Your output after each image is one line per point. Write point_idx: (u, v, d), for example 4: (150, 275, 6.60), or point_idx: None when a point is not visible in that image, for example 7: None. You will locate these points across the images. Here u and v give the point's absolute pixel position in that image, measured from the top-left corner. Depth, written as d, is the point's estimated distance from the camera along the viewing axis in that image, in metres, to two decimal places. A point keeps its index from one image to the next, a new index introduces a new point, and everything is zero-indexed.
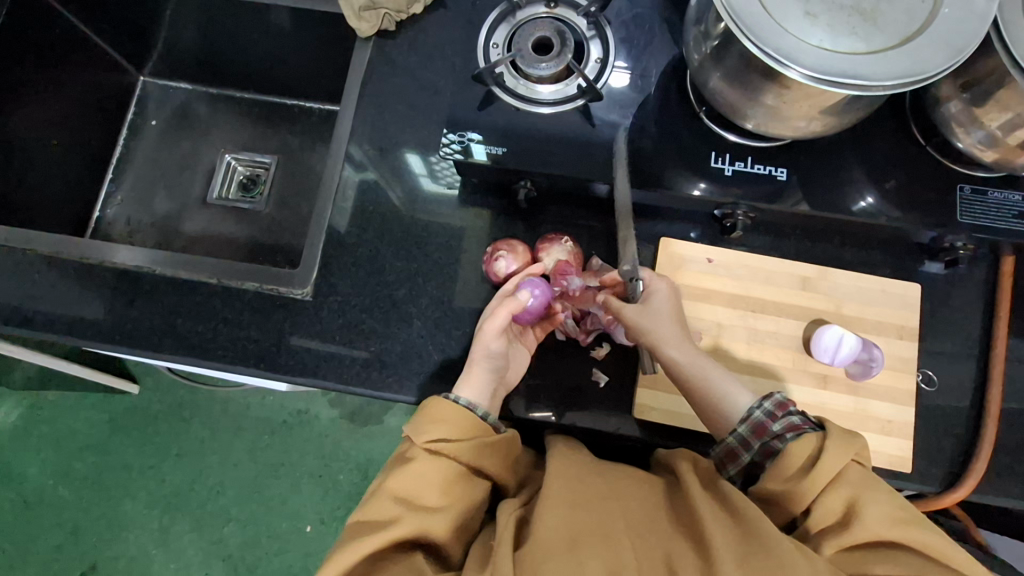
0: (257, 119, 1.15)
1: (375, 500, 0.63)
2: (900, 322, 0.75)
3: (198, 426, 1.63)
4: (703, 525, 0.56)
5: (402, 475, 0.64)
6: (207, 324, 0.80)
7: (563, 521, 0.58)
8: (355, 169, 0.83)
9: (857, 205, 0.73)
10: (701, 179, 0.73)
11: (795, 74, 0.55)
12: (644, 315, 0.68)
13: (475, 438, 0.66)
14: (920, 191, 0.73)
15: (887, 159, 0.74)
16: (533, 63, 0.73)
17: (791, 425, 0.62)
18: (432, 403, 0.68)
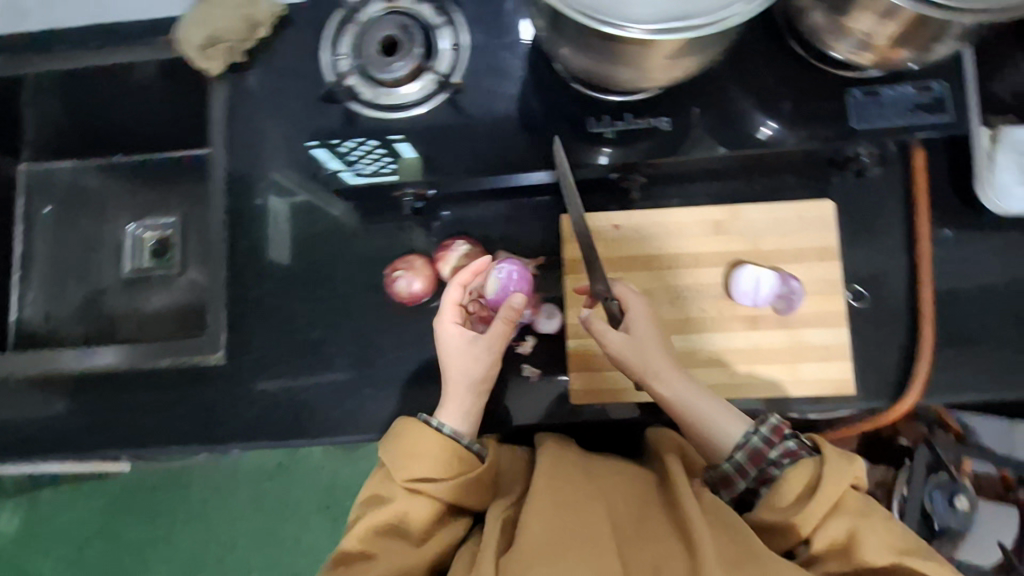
0: (149, 180, 1.09)
1: (355, 534, 0.61)
2: (820, 245, 0.73)
3: (195, 490, 1.62)
4: (689, 524, 0.54)
5: (379, 508, 0.61)
6: (137, 410, 0.79)
7: (551, 519, 0.54)
8: (281, 195, 0.80)
9: (761, 132, 0.69)
10: (602, 145, 0.69)
11: (638, 33, 0.52)
12: (629, 345, 0.64)
13: (458, 468, 0.63)
14: (812, 107, 0.69)
15: (771, 82, 0.70)
16: (385, 67, 0.69)
17: (787, 452, 0.60)
18: (405, 430, 0.64)
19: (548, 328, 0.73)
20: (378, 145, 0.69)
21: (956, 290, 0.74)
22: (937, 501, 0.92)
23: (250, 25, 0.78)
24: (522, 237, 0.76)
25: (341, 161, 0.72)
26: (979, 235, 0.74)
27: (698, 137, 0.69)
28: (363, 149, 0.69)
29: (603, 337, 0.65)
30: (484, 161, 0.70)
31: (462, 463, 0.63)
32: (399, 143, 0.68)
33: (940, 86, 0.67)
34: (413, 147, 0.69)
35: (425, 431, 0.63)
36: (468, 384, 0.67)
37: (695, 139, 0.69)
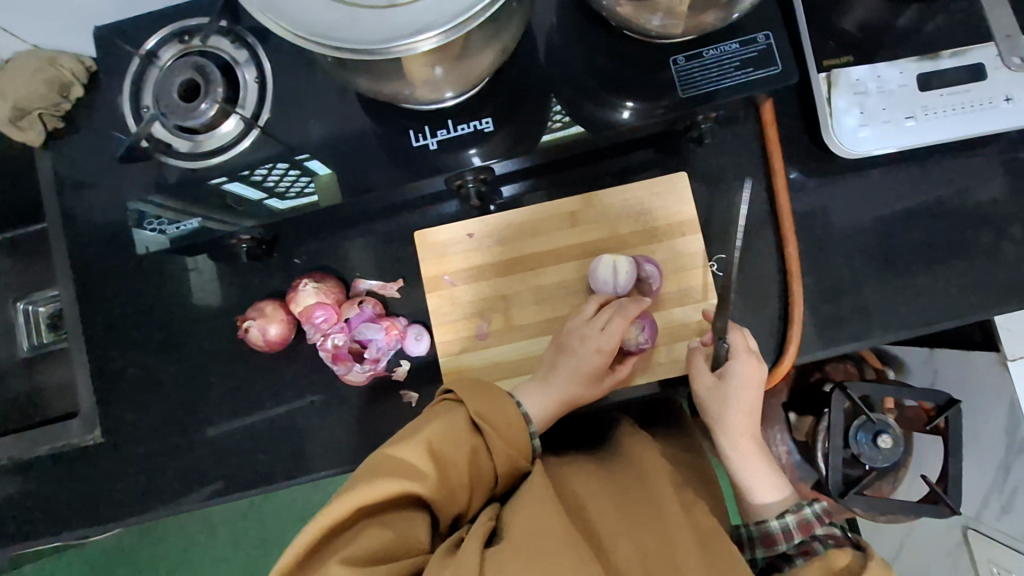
0: (33, 254, 1.07)
1: (402, 442, 0.56)
2: (677, 219, 0.71)
3: (174, 543, 1.62)
4: (672, 525, 0.54)
5: (442, 429, 0.57)
6: (19, 505, 0.76)
7: (546, 513, 0.52)
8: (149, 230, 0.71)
9: (624, 115, 0.67)
10: (472, 147, 0.66)
11: (431, 40, 0.47)
12: (718, 392, 0.65)
13: (515, 453, 0.60)
14: (641, 80, 0.66)
15: (594, 62, 0.67)
16: (191, 113, 0.66)
17: (835, 536, 0.55)
18: (497, 392, 0.63)
19: (418, 349, 0.71)
20: (289, 167, 0.66)
21: (823, 241, 0.73)
22: (863, 442, 0.90)
23: (58, 89, 0.74)
24: (380, 261, 0.74)
25: (258, 189, 0.68)
26: (838, 181, 0.73)
27: (543, 132, 0.67)
28: (278, 173, 0.67)
29: (697, 374, 0.66)
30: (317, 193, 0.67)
31: (523, 448, 0.61)
32: (309, 161, 0.66)
33: (765, 36, 0.65)
34: (323, 162, 0.66)
35: (512, 406, 0.62)
36: (564, 394, 0.65)
37: (549, 132, 0.68)
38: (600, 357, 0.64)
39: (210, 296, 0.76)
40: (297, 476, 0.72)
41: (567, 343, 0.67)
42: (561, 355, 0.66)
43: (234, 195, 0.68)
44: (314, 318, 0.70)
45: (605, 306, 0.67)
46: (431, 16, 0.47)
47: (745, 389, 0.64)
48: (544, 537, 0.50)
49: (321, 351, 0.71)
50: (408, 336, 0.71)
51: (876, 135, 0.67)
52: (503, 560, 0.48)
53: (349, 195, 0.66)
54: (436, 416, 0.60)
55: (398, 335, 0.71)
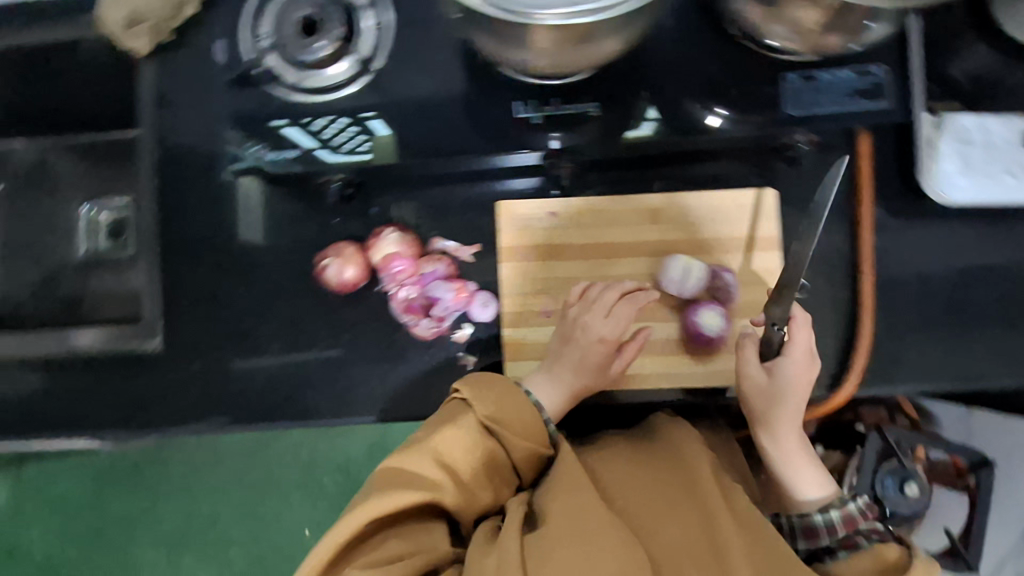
0: (98, 159, 1.07)
1: (408, 452, 0.57)
2: (759, 234, 0.71)
3: (179, 465, 1.66)
4: (718, 520, 0.53)
5: (450, 436, 0.57)
6: (69, 396, 0.78)
7: (585, 503, 0.53)
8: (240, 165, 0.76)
9: (711, 118, 0.66)
10: (553, 129, 0.67)
11: (550, 19, 0.51)
12: (766, 390, 0.64)
13: (531, 443, 0.60)
14: (752, 90, 0.66)
15: (711, 65, 0.67)
16: (305, 48, 0.67)
17: (878, 533, 0.56)
18: (494, 379, 0.62)
19: (485, 314, 0.73)
20: (350, 122, 0.68)
21: (896, 281, 0.73)
22: (889, 486, 0.89)
23: (174, 4, 0.74)
24: (459, 223, 0.75)
25: (314, 139, 0.70)
26: (922, 225, 0.73)
27: (635, 122, 0.67)
28: (337, 127, 0.68)
29: (744, 365, 0.66)
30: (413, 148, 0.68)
31: (538, 439, 0.60)
32: (372, 119, 0.67)
33: (881, 70, 0.65)
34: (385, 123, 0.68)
35: (513, 395, 0.61)
36: (573, 382, 0.65)
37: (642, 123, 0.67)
38: (603, 346, 0.65)
39: (255, 234, 0.78)
40: (340, 417, 0.74)
41: (570, 333, 0.67)
42: (566, 344, 0.67)
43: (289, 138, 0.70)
44: (389, 267, 0.72)
45: (617, 294, 0.67)
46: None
47: (791, 388, 0.64)
48: (584, 525, 0.51)
49: (393, 300, 0.74)
50: (474, 300, 0.73)
51: (973, 186, 0.69)
52: (543, 551, 0.49)
53: (446, 154, 0.68)
54: (449, 417, 0.60)
55: (466, 297, 0.73)
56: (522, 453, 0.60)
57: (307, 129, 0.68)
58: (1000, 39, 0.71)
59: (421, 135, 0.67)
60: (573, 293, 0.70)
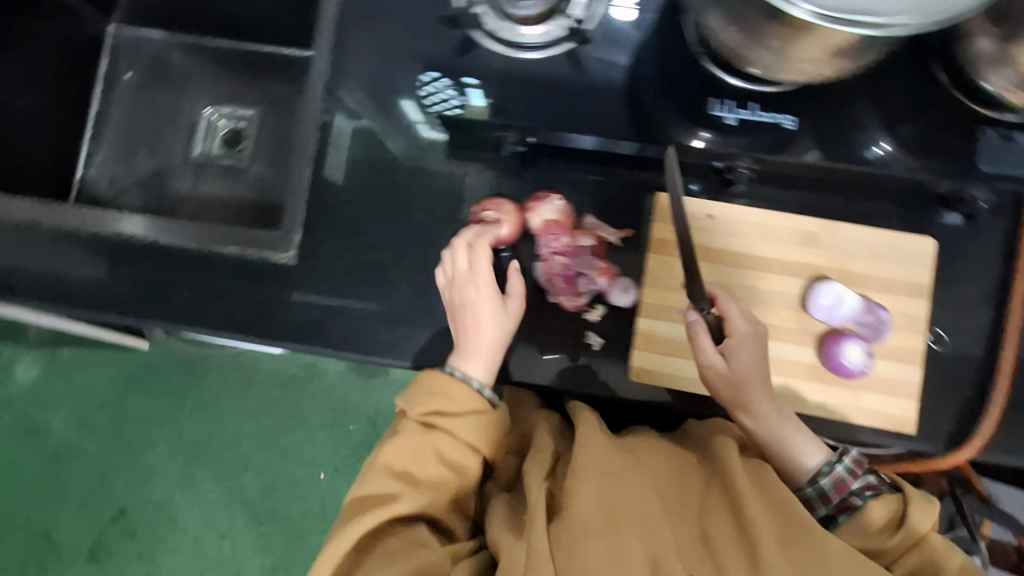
0: (235, 68, 1.08)
1: (370, 475, 0.64)
2: (913, 280, 0.71)
3: (210, 382, 1.64)
4: (743, 506, 0.57)
5: (394, 448, 0.64)
6: (190, 290, 0.78)
7: (606, 493, 0.58)
8: (347, 116, 0.79)
9: (874, 151, 0.72)
10: (703, 129, 0.72)
11: (802, 12, 0.49)
12: (726, 377, 0.65)
13: (473, 415, 0.65)
14: (938, 135, 0.71)
15: (907, 101, 0.72)
16: (514, 3, 0.69)
17: (869, 484, 0.62)
18: (428, 378, 0.68)
19: (622, 300, 0.72)
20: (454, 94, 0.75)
21: None
22: None
23: None
24: (612, 203, 0.75)
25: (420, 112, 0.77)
26: None
27: (787, 147, 0.72)
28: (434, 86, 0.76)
29: (700, 353, 0.65)
30: (608, 122, 0.74)
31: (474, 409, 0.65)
32: (471, 88, 0.75)
33: None
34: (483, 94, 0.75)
35: (444, 380, 0.66)
36: (489, 343, 0.68)
37: (794, 151, 0.72)
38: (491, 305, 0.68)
39: (335, 172, 0.78)
40: None
41: (458, 311, 0.69)
42: (461, 320, 0.69)
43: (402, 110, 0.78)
44: (546, 231, 0.72)
45: (470, 248, 0.70)
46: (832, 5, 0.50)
47: (750, 368, 0.64)
48: (608, 521, 0.56)
49: (541, 266, 0.72)
50: (614, 283, 0.73)
51: None
52: (570, 541, 0.55)
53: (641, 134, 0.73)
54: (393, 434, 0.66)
55: (608, 278, 0.73)
56: (473, 433, 0.65)
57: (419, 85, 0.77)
58: None
59: (592, 119, 0.74)
60: (439, 288, 0.71)
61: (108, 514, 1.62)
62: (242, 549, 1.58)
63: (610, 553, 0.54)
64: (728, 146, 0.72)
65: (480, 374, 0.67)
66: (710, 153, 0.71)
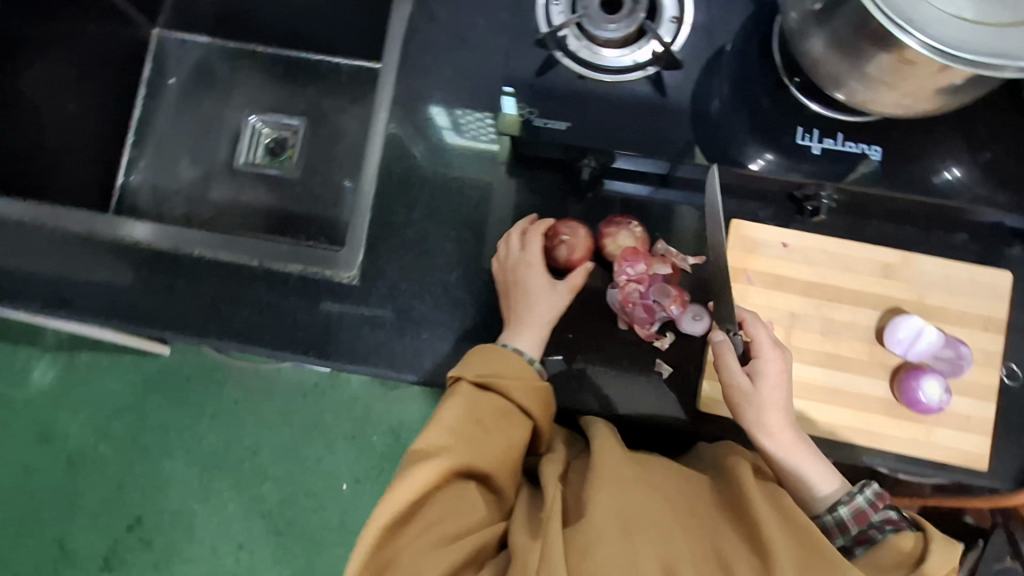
0: (280, 76, 1.06)
1: (424, 431, 0.64)
2: (986, 314, 0.71)
3: (232, 389, 1.62)
4: (758, 520, 0.56)
5: (449, 407, 0.65)
6: (247, 307, 0.76)
7: (621, 502, 0.58)
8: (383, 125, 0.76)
9: (940, 177, 0.69)
10: (767, 150, 0.69)
11: (914, 41, 0.48)
12: (751, 397, 0.64)
13: (526, 384, 0.67)
14: (1016, 168, 0.70)
15: (988, 132, 0.70)
16: (603, 23, 0.67)
17: (889, 519, 0.61)
18: (484, 346, 0.69)
19: (696, 330, 0.71)
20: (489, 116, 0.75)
21: None
22: None
23: None
24: (680, 229, 0.74)
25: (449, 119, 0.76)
26: None
27: (859, 169, 0.68)
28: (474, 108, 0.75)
29: (728, 374, 0.65)
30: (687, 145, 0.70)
31: (527, 378, 0.67)
32: (506, 97, 0.70)
33: None
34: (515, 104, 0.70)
35: (500, 351, 0.68)
36: (543, 319, 0.70)
37: (861, 172, 0.68)
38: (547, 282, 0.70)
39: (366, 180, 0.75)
40: None
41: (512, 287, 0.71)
42: (512, 296, 0.70)
43: (430, 117, 0.76)
44: (624, 256, 0.70)
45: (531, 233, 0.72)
46: (954, 36, 0.48)
47: (775, 389, 0.64)
48: (623, 529, 0.56)
49: (615, 292, 0.71)
50: (689, 311, 0.71)
51: None
52: (583, 544, 0.55)
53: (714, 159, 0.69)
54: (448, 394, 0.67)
55: (683, 306, 0.71)
56: (529, 398, 0.67)
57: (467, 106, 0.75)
58: None
59: (666, 142, 0.69)
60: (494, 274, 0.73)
61: (124, 522, 1.59)
62: (260, 561, 1.56)
63: (623, 561, 0.54)
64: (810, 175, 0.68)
65: (531, 347, 0.69)
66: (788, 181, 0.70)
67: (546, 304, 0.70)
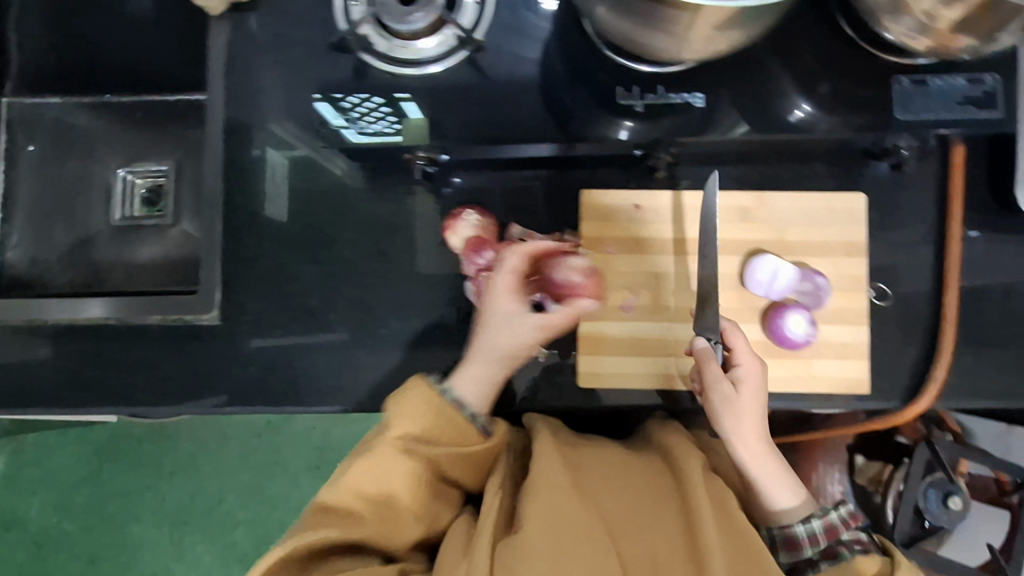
0: (141, 123, 1.04)
1: (332, 488, 0.61)
2: (850, 240, 0.70)
3: (187, 442, 1.55)
4: (697, 521, 0.58)
5: (362, 471, 0.60)
6: (124, 366, 0.76)
7: (560, 515, 0.57)
8: (280, 150, 0.75)
9: (796, 115, 0.68)
10: (628, 119, 0.69)
11: None
12: (732, 402, 0.62)
13: (455, 440, 0.62)
14: (856, 90, 0.66)
15: (818, 62, 0.67)
16: (404, 17, 0.64)
17: (860, 541, 0.62)
18: (409, 390, 0.63)
19: None
20: (383, 103, 0.68)
21: (983, 295, 0.72)
22: (931, 500, 0.90)
23: None
24: (535, 209, 0.73)
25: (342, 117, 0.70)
26: (1013, 240, 0.72)
27: (709, 130, 0.68)
28: (368, 106, 0.68)
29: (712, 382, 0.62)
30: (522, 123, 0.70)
31: (458, 437, 0.62)
32: (405, 103, 0.69)
33: (993, 79, 0.63)
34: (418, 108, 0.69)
35: (434, 394, 0.62)
36: (509, 360, 0.65)
37: (716, 131, 0.68)
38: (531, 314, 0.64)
39: (280, 211, 0.75)
40: None
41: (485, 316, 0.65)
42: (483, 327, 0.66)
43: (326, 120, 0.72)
44: (469, 247, 0.69)
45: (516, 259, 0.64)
46: None
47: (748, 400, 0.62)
48: (560, 545, 0.55)
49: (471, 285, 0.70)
50: None
51: None
52: (515, 559, 0.54)
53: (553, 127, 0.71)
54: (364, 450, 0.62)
55: None
56: (457, 459, 0.62)
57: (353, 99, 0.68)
58: None
59: (505, 128, 0.70)
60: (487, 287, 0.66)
61: None
62: None
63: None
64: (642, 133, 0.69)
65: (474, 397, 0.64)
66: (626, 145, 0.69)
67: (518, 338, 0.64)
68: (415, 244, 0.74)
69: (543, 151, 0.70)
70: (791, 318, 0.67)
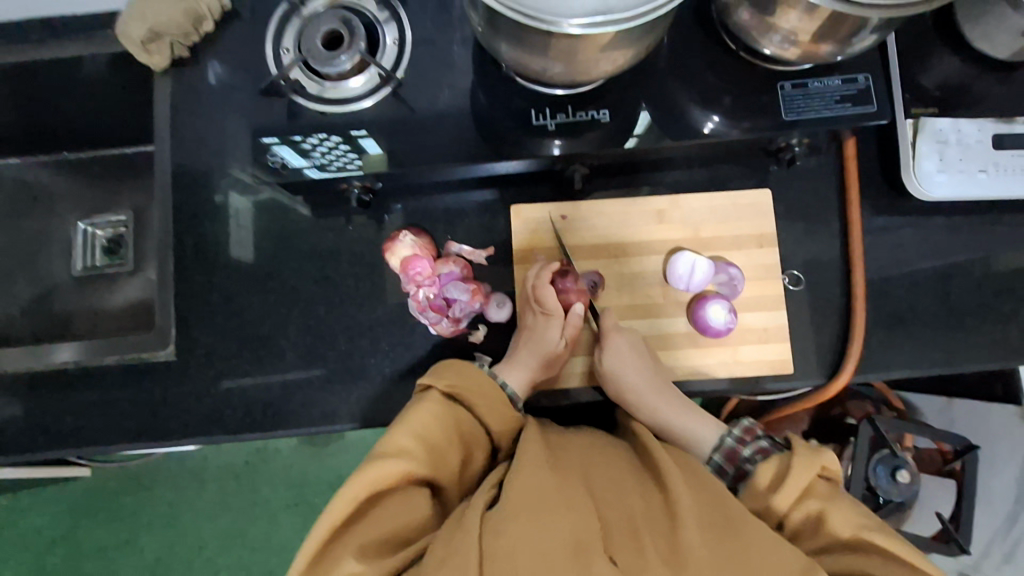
0: (99, 178, 1.08)
1: (389, 431, 0.62)
2: (759, 231, 0.77)
3: (163, 489, 1.48)
4: (669, 480, 0.56)
5: (417, 412, 0.63)
6: (83, 411, 0.78)
7: (544, 477, 0.54)
8: (242, 194, 0.82)
9: (706, 126, 0.71)
10: (552, 138, 0.71)
11: (570, 27, 0.53)
12: (622, 358, 0.70)
13: (488, 397, 0.66)
14: (754, 97, 0.72)
15: (717, 78, 0.72)
16: (330, 61, 0.70)
17: (759, 449, 0.65)
18: (454, 361, 0.69)
19: (500, 315, 0.76)
20: (342, 140, 0.71)
21: (887, 275, 0.78)
22: (881, 475, 0.91)
23: (194, 20, 0.77)
24: (469, 226, 0.80)
25: (303, 157, 0.72)
26: (906, 223, 0.79)
27: (631, 134, 0.71)
28: (328, 145, 0.71)
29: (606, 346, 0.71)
30: (453, 149, 0.71)
31: (495, 396, 0.67)
32: (363, 139, 0.71)
33: (865, 78, 0.70)
34: (376, 143, 0.71)
35: (472, 365, 0.69)
36: (533, 355, 0.71)
37: (637, 136, 0.71)
38: (546, 317, 0.72)
39: (257, 247, 0.80)
40: (357, 419, 0.76)
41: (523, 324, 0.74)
42: (520, 333, 0.73)
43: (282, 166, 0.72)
44: (408, 265, 0.75)
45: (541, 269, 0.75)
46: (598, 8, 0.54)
47: (636, 357, 0.70)
48: (541, 501, 0.52)
49: (411, 300, 0.76)
50: (490, 303, 0.76)
51: (951, 183, 0.74)
52: (502, 522, 0.50)
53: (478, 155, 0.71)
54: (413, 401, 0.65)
55: (483, 300, 0.76)
56: (489, 409, 0.66)
57: (309, 138, 0.71)
58: (964, 50, 0.79)
59: (429, 145, 0.71)
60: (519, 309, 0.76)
61: None
62: None
63: (538, 538, 0.49)
64: (565, 150, 0.71)
65: (517, 383, 0.70)
66: (544, 164, 0.75)
67: (545, 338, 0.71)
68: (359, 268, 0.79)
69: (493, 170, 0.76)
70: (714, 308, 0.73)
